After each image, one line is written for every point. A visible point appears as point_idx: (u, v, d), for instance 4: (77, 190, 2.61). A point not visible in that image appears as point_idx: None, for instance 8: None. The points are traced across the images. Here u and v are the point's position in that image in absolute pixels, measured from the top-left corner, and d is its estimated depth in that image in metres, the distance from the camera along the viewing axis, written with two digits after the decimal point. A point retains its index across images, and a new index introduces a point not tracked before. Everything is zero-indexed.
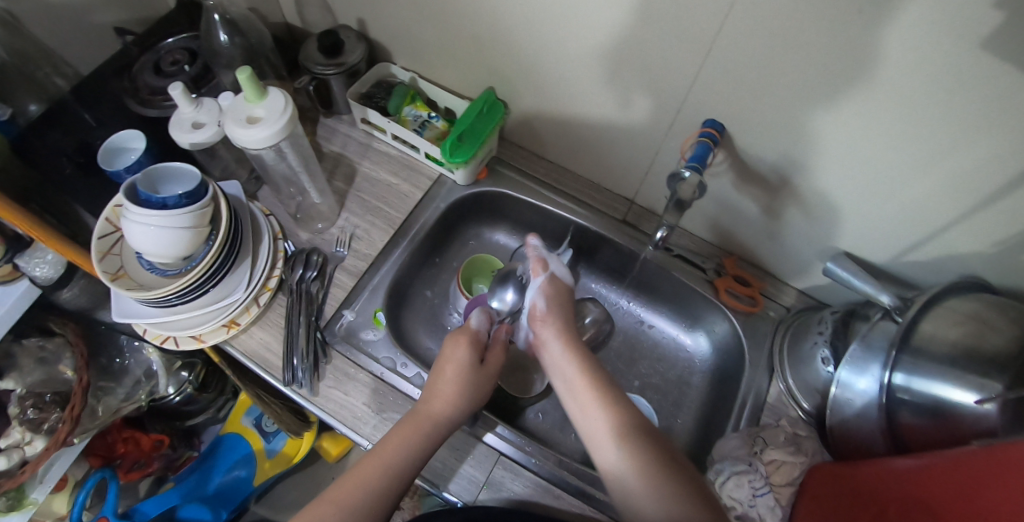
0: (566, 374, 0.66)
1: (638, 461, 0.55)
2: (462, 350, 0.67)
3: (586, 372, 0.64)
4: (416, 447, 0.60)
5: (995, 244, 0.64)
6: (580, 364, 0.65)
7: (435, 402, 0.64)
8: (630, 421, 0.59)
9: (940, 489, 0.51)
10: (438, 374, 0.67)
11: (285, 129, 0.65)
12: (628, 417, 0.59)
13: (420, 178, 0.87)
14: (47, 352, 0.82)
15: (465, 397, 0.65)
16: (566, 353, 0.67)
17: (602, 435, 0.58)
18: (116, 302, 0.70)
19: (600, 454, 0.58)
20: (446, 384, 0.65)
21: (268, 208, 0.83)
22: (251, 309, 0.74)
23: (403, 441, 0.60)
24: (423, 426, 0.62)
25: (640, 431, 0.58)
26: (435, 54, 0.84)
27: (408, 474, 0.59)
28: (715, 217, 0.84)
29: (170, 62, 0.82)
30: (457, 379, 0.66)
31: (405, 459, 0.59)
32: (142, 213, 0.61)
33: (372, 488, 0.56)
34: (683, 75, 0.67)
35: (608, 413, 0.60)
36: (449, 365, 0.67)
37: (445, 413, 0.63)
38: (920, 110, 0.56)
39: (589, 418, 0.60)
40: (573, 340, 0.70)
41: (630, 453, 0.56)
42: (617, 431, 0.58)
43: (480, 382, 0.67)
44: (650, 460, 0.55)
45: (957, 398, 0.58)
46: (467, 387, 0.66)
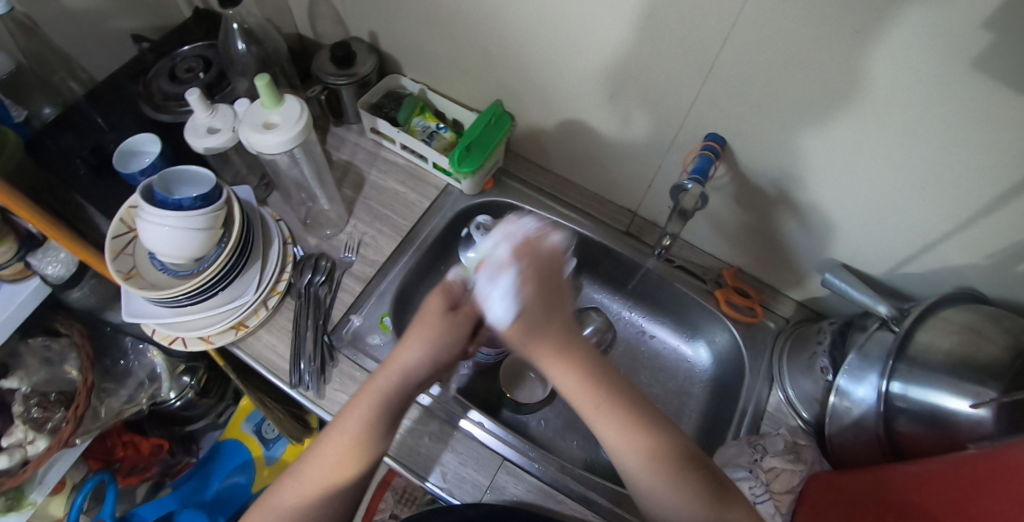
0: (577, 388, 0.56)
1: (671, 480, 0.54)
2: (433, 302, 0.60)
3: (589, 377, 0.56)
4: (375, 415, 0.58)
5: (989, 256, 0.66)
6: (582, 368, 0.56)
7: (406, 353, 0.60)
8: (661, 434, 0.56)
9: (941, 494, 0.52)
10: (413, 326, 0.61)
11: (301, 135, 0.67)
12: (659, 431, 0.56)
13: (427, 187, 0.88)
14: (53, 351, 0.83)
15: (438, 350, 0.60)
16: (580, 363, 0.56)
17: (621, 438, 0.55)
18: (126, 300, 0.71)
19: (625, 463, 0.56)
20: (418, 334, 0.60)
21: (278, 213, 0.84)
22: (259, 312, 0.75)
23: (360, 411, 0.58)
24: (383, 387, 0.59)
25: (673, 452, 0.55)
26: (444, 68, 0.87)
27: (372, 441, 0.58)
28: (716, 229, 0.86)
29: (184, 69, 0.85)
30: (431, 330, 0.60)
31: (365, 430, 0.58)
32: (158, 214, 0.63)
33: (330, 468, 0.57)
34: (683, 90, 0.69)
35: (637, 435, 0.55)
36: (426, 319, 0.61)
37: (415, 365, 0.60)
38: (915, 125, 0.59)
39: (600, 422, 0.56)
40: (586, 344, 0.58)
41: (667, 478, 0.54)
42: (651, 455, 0.55)
43: (455, 335, 0.61)
44: (672, 465, 0.54)
45: (952, 405, 0.60)
46: (442, 340, 0.60)
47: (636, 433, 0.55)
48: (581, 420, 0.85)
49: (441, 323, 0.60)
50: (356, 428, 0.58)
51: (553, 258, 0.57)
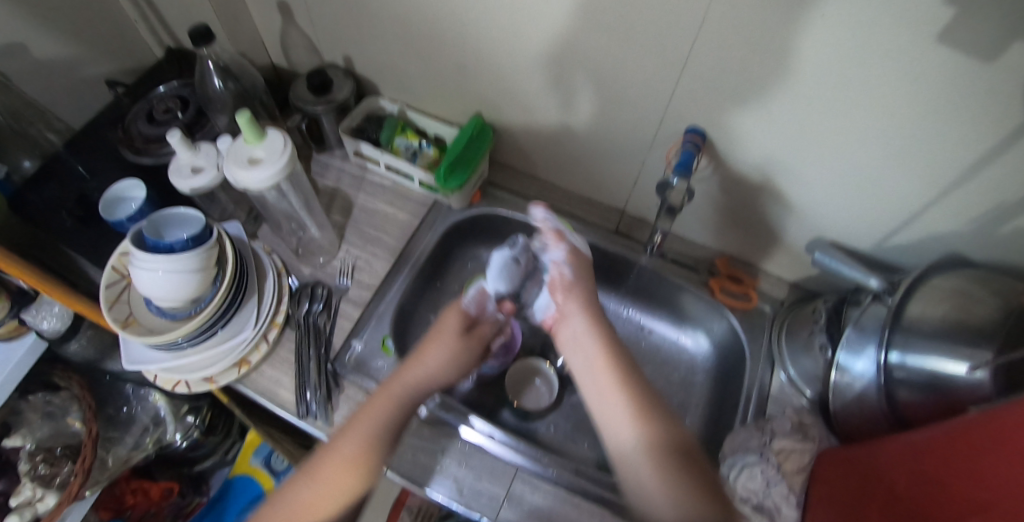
0: (590, 357, 0.63)
1: (666, 469, 0.54)
2: (454, 321, 0.70)
3: (608, 351, 0.63)
4: (389, 415, 0.63)
5: (971, 221, 0.68)
6: (602, 343, 0.64)
7: (421, 369, 0.67)
8: (665, 425, 0.57)
9: (947, 458, 0.54)
10: (427, 345, 0.69)
11: (287, 167, 0.67)
12: (660, 419, 0.58)
13: (415, 205, 0.89)
14: (53, 406, 0.82)
15: (451, 365, 0.69)
16: (589, 328, 0.65)
17: (621, 424, 0.58)
18: (125, 348, 0.71)
19: (617, 450, 0.58)
20: (439, 348, 0.68)
21: (269, 246, 0.84)
22: (260, 346, 0.75)
23: (375, 410, 0.63)
24: (398, 391, 0.64)
25: (675, 440, 0.56)
26: (422, 86, 0.87)
27: (379, 443, 0.61)
28: (704, 219, 0.87)
29: (162, 110, 0.85)
30: (450, 345, 0.69)
31: (377, 427, 0.61)
32: (151, 259, 0.63)
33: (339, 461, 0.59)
34: (660, 87, 0.70)
35: (638, 425, 0.57)
36: (443, 336, 0.70)
37: (430, 377, 0.67)
38: (888, 102, 0.60)
39: (607, 402, 0.60)
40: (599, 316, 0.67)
41: (664, 467, 0.54)
42: (649, 445, 0.56)
43: (469, 352, 0.72)
44: (666, 450, 0.55)
45: (950, 369, 0.62)
46: (455, 356, 0.69)
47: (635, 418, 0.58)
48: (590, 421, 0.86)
49: (458, 339, 0.70)
50: (361, 439, 0.60)
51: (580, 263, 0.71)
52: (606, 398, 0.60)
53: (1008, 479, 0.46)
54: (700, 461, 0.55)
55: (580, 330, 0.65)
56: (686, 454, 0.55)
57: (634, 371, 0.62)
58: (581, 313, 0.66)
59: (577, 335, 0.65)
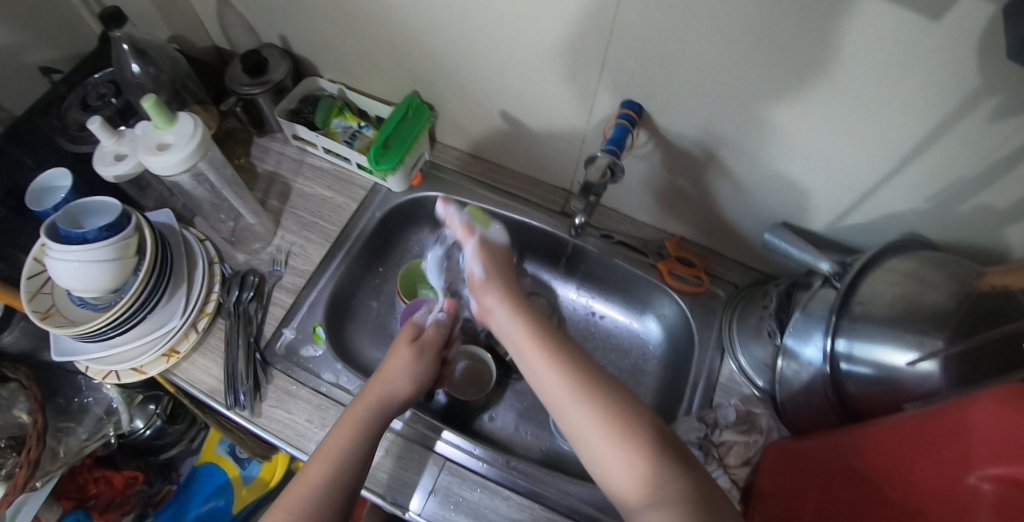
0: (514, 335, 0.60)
1: (641, 452, 0.48)
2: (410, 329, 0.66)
3: (535, 333, 0.58)
4: (364, 429, 0.58)
5: (927, 198, 0.63)
6: (527, 325, 0.59)
7: (388, 383, 0.62)
8: (613, 396, 0.51)
9: (878, 456, 0.52)
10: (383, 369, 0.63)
11: (198, 152, 0.65)
12: (606, 384, 0.52)
13: (354, 189, 0.86)
14: (0, 398, 0.82)
15: (416, 372, 0.64)
16: (513, 314, 0.61)
17: (564, 402, 0.53)
18: (54, 341, 0.71)
19: (569, 426, 0.52)
20: (403, 367, 0.64)
21: (203, 233, 0.82)
22: (190, 335, 0.74)
23: (349, 428, 0.57)
24: (368, 405, 0.59)
25: (637, 415, 0.50)
26: (359, 64, 0.84)
27: (355, 462, 0.55)
28: (654, 200, 0.82)
29: (96, 96, 0.81)
30: (417, 364, 0.65)
31: (354, 442, 0.56)
32: (65, 249, 0.62)
33: (319, 486, 0.53)
34: (593, 60, 0.66)
35: (571, 385, 0.53)
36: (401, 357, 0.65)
37: (400, 389, 0.62)
38: (833, 66, 0.55)
39: (544, 383, 0.55)
40: (520, 299, 0.63)
41: (632, 450, 0.48)
42: (601, 417, 0.50)
43: (430, 360, 0.67)
44: (626, 431, 0.49)
45: (894, 360, 0.57)
46: (424, 368, 0.65)
47: (574, 389, 0.52)
48: (536, 410, 0.83)
49: (428, 357, 0.66)
50: (328, 470, 0.54)
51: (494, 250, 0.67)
52: (541, 372, 0.55)
53: (938, 487, 0.45)
54: (666, 433, 0.49)
55: (502, 322, 0.62)
56: (655, 431, 0.49)
57: (567, 336, 0.58)
58: (499, 299, 0.62)
59: (502, 324, 0.62)
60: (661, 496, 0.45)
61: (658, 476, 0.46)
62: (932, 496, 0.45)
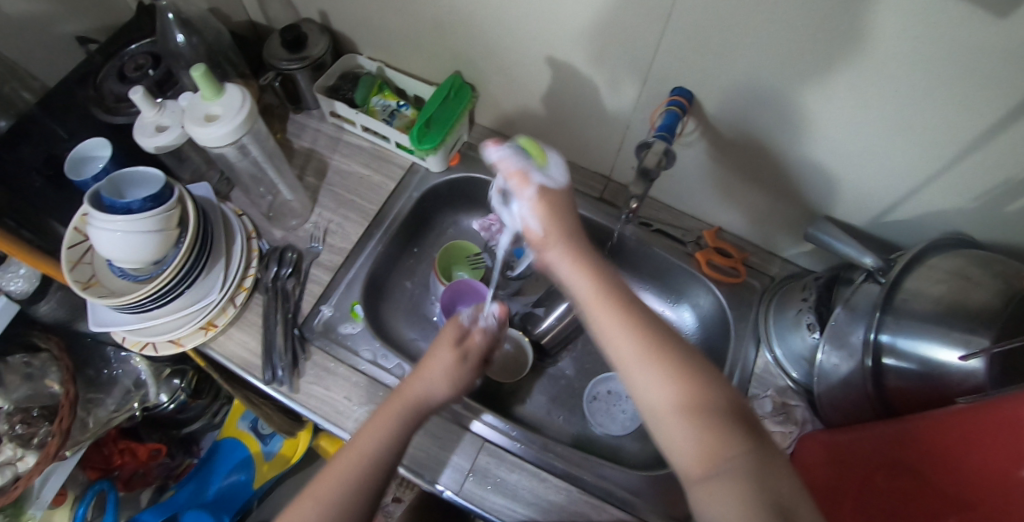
0: (581, 286, 0.52)
1: (712, 429, 0.44)
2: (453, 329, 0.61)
3: (608, 290, 0.50)
4: (399, 426, 0.57)
5: (976, 197, 0.62)
6: (599, 279, 0.51)
7: (423, 383, 0.59)
8: (688, 366, 0.47)
9: (922, 452, 0.52)
10: (424, 365, 0.60)
11: (245, 125, 0.64)
12: (677, 352, 0.47)
13: (392, 168, 0.85)
14: (32, 367, 0.82)
15: (457, 377, 0.60)
16: (580, 261, 0.52)
17: (630, 364, 0.48)
18: (93, 312, 0.71)
19: (635, 392, 0.48)
20: (443, 365, 0.60)
21: (240, 208, 0.81)
22: (228, 310, 0.74)
23: (388, 420, 0.57)
24: (404, 402, 0.58)
25: (707, 387, 0.46)
26: (399, 41, 0.83)
27: (386, 459, 0.55)
28: (694, 190, 0.82)
29: (134, 68, 0.81)
30: (457, 360, 0.60)
31: (390, 438, 0.56)
32: (108, 219, 0.61)
33: (351, 478, 0.53)
34: (644, 47, 0.65)
35: (644, 347, 0.47)
36: (446, 355, 0.61)
37: (435, 393, 0.59)
38: (891, 62, 0.54)
39: (610, 342, 0.49)
40: (588, 244, 0.54)
41: (699, 425, 0.44)
42: (676, 390, 0.46)
43: (471, 365, 0.62)
44: (699, 403, 0.45)
45: (943, 356, 0.57)
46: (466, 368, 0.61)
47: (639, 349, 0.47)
48: (567, 395, 0.84)
49: (468, 355, 0.61)
50: (364, 457, 0.55)
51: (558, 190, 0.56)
52: (609, 329, 0.49)
53: (990, 478, 0.45)
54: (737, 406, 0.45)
55: (565, 269, 0.53)
56: (727, 405, 0.45)
57: (632, 290, 0.51)
58: (570, 242, 0.53)
59: (565, 269, 0.53)
60: (725, 471, 0.42)
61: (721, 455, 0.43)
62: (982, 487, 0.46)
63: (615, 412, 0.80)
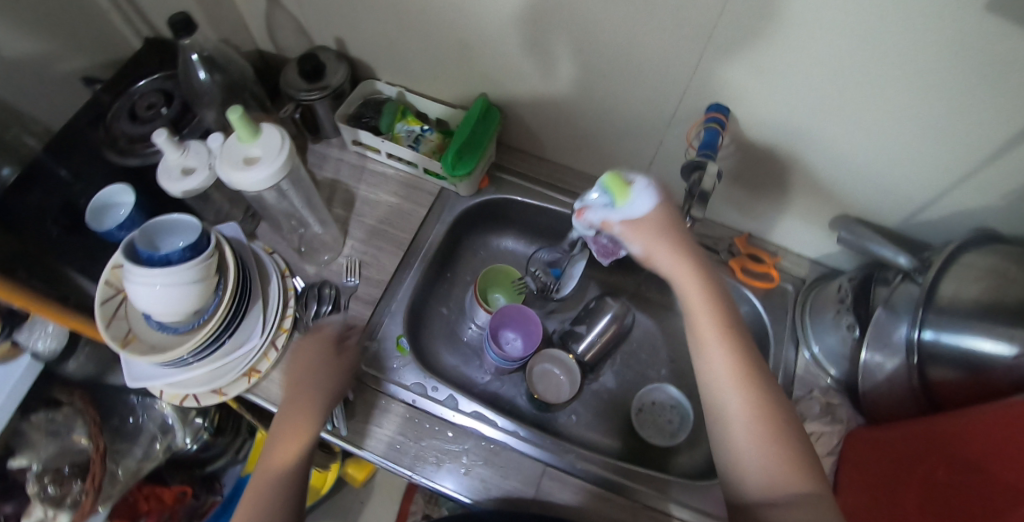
0: (687, 301, 0.59)
1: (781, 453, 0.53)
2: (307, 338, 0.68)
3: (718, 315, 0.58)
4: (304, 423, 0.62)
5: (1004, 195, 0.65)
6: (711, 303, 0.58)
7: (305, 376, 0.66)
8: (769, 394, 0.56)
9: (986, 443, 0.54)
10: (297, 363, 0.68)
11: (286, 166, 0.62)
12: (765, 382, 0.57)
13: (421, 194, 0.84)
14: (57, 423, 0.78)
15: (342, 367, 0.67)
16: (698, 279, 0.59)
17: (717, 382, 0.56)
18: (128, 365, 0.67)
19: (715, 405, 0.57)
20: (307, 363, 0.67)
21: (270, 245, 0.79)
22: (270, 354, 0.71)
23: (292, 424, 0.62)
24: (303, 403, 0.63)
25: (782, 410, 0.56)
26: (420, 66, 0.82)
27: (296, 457, 0.60)
28: (722, 199, 0.84)
29: (145, 106, 0.79)
30: (315, 357, 0.67)
31: (295, 438, 0.61)
32: (147, 273, 0.58)
33: (273, 482, 0.59)
34: (679, 65, 0.66)
35: (730, 368, 0.56)
36: (308, 352, 0.68)
37: (335, 384, 0.66)
38: (929, 76, 0.56)
39: (704, 359, 0.57)
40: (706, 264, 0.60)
41: (765, 447, 0.54)
42: (754, 410, 0.55)
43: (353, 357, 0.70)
44: (773, 419, 0.55)
45: (988, 348, 0.59)
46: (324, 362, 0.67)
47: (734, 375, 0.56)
48: (612, 409, 0.84)
49: (324, 351, 0.68)
50: (288, 456, 0.60)
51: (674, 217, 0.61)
52: (703, 348, 0.58)
53: None
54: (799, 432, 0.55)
55: (670, 280, 0.60)
56: (784, 426, 0.55)
57: (737, 318, 0.59)
58: (689, 263, 0.59)
59: (676, 278, 0.59)
60: (790, 501, 0.51)
61: (790, 480, 0.52)
62: None
63: (662, 423, 0.81)
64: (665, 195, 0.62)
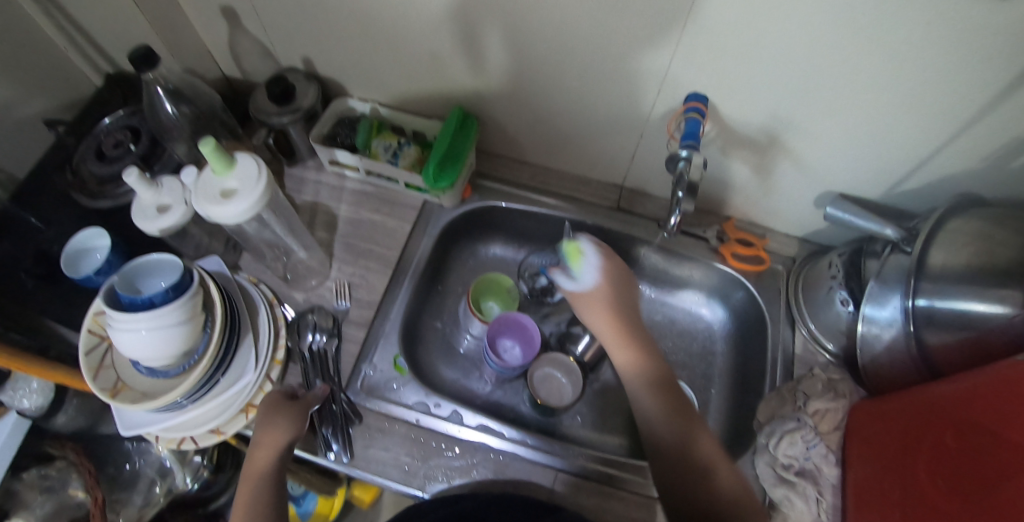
0: (602, 329, 0.72)
1: (694, 442, 0.63)
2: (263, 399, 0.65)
3: (623, 335, 0.71)
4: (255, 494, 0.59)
5: (982, 159, 0.66)
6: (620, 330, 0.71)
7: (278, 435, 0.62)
8: (676, 394, 0.67)
9: (991, 405, 0.53)
10: (270, 418, 0.63)
11: (265, 196, 0.61)
12: (662, 372, 0.69)
13: (404, 209, 0.83)
14: (51, 479, 0.75)
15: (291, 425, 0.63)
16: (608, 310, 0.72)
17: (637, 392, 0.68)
18: (119, 415, 0.65)
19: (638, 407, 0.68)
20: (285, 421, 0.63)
21: (255, 276, 0.78)
22: (264, 387, 0.69)
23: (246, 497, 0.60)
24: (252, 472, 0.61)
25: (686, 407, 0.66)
26: (392, 80, 0.81)
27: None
28: (705, 187, 0.84)
29: (112, 145, 0.76)
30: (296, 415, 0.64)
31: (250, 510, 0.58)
32: (130, 318, 0.56)
33: None
34: (653, 57, 0.65)
35: (640, 368, 0.69)
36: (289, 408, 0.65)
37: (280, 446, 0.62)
38: (902, 48, 0.57)
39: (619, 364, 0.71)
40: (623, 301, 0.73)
41: (682, 438, 0.64)
42: (667, 411, 0.65)
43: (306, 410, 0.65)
44: (685, 418, 0.65)
45: (980, 309, 0.60)
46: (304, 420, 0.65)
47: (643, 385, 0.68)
48: (616, 406, 0.84)
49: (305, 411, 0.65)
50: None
51: (613, 286, 0.74)
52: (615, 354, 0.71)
53: None
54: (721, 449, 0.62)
55: (590, 317, 0.73)
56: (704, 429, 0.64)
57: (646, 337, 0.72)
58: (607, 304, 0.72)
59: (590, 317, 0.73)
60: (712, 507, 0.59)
61: (722, 485, 0.60)
62: None
63: None
64: (612, 271, 0.75)
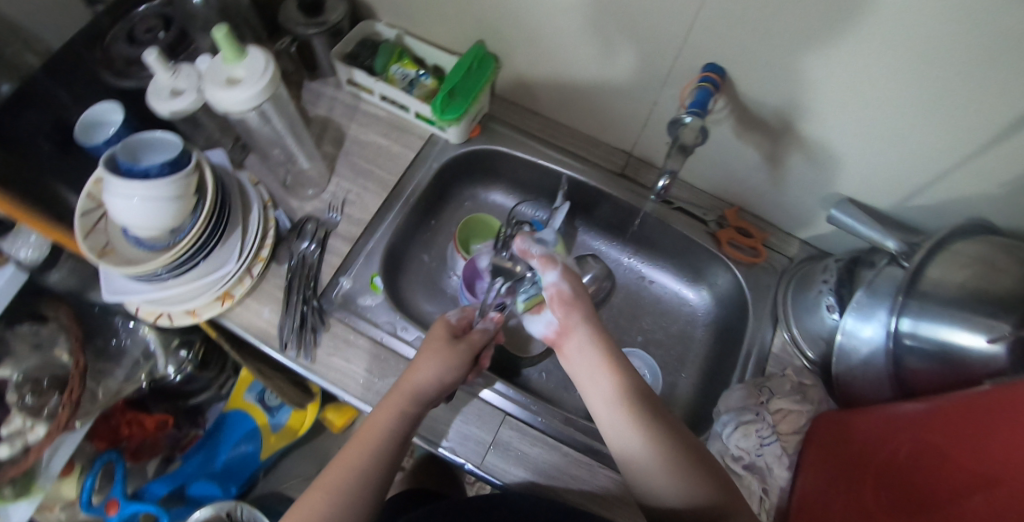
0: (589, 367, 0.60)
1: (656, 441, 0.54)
2: (438, 329, 0.65)
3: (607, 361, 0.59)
4: (399, 422, 0.60)
5: (1001, 184, 0.63)
6: (603, 352, 0.60)
7: (437, 371, 0.63)
8: (632, 383, 0.58)
9: (942, 432, 0.51)
10: (438, 353, 0.64)
11: (269, 89, 0.62)
12: (629, 374, 0.59)
13: (411, 138, 0.84)
14: (42, 337, 0.80)
15: (447, 373, 0.63)
16: (592, 338, 0.61)
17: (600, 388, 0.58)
18: (106, 279, 0.68)
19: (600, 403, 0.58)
20: (439, 359, 0.63)
21: (257, 177, 0.80)
22: (245, 280, 0.72)
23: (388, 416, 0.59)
24: (401, 399, 0.61)
25: (639, 389, 0.57)
26: (418, 9, 0.80)
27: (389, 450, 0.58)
28: (715, 168, 0.82)
29: (143, 29, 0.78)
30: (456, 360, 0.64)
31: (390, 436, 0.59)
32: (124, 185, 0.58)
33: (355, 473, 0.56)
34: (678, 20, 0.63)
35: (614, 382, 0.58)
36: (452, 351, 0.65)
37: (431, 385, 0.62)
38: (930, 48, 0.54)
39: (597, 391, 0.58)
40: (600, 326, 0.62)
41: (650, 439, 0.54)
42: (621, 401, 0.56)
43: (462, 358, 0.65)
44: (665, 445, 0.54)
45: (964, 340, 0.57)
46: (459, 365, 0.64)
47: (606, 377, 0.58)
48: None
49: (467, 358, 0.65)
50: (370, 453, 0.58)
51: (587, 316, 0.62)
52: (595, 371, 0.59)
53: (996, 458, 0.44)
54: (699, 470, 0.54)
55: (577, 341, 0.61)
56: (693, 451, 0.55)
57: (619, 348, 0.61)
58: (585, 325, 0.61)
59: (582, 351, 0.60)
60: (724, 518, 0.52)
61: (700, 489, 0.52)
62: (988, 461, 0.45)
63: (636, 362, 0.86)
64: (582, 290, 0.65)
